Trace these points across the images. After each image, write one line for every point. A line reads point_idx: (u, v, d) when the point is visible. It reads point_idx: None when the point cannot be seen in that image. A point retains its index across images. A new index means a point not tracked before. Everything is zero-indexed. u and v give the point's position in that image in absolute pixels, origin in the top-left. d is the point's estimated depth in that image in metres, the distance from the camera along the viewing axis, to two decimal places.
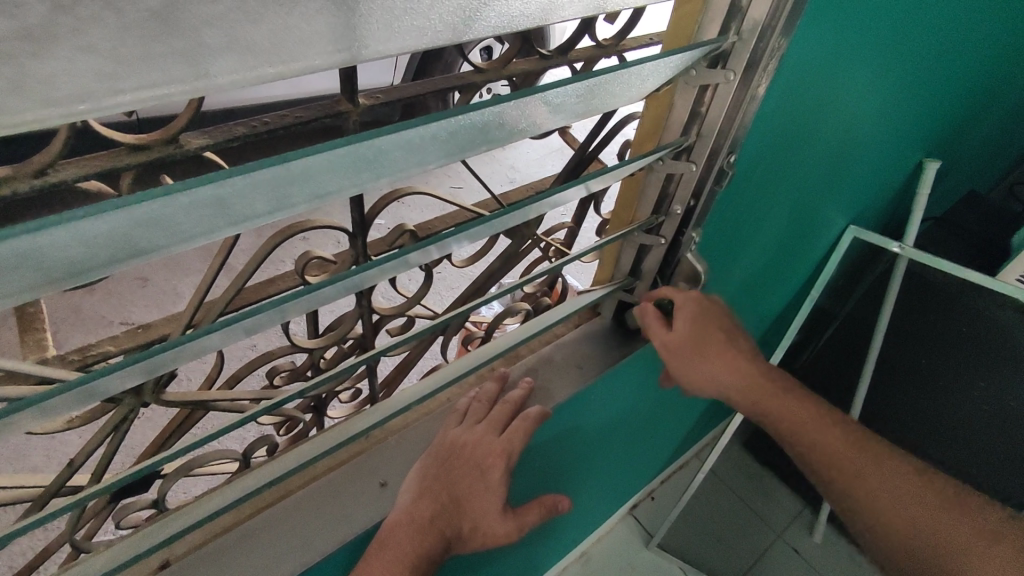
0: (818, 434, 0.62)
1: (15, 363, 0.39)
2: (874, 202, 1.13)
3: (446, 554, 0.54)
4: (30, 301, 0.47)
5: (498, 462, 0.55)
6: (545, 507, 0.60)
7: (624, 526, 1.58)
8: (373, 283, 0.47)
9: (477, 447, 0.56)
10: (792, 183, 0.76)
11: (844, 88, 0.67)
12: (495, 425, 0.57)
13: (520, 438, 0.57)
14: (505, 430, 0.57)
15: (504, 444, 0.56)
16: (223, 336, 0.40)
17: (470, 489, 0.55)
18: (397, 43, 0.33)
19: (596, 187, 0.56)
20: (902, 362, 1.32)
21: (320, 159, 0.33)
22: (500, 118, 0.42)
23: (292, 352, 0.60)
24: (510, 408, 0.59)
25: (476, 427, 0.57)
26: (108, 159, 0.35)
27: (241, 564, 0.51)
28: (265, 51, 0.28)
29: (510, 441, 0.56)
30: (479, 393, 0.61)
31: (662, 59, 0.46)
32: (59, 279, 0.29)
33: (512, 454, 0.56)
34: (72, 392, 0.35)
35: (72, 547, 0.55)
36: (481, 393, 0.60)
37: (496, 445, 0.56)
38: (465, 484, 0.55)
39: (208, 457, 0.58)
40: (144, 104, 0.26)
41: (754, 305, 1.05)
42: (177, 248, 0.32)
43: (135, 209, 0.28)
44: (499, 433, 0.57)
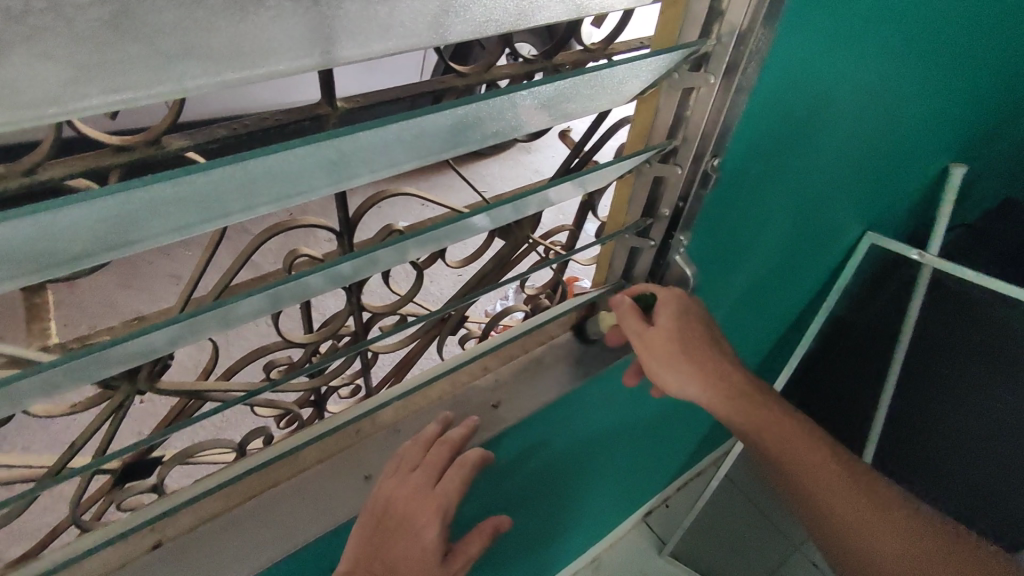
0: (803, 461, 0.62)
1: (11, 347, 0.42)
2: (896, 207, 1.10)
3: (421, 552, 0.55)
4: (37, 291, 0.49)
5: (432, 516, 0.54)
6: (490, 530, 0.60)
7: (637, 533, 1.58)
8: (357, 275, 0.50)
9: (408, 501, 0.55)
10: (798, 187, 0.75)
11: (849, 92, 0.66)
12: (428, 476, 0.58)
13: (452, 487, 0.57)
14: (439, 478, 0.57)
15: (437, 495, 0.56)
16: (204, 319, 0.43)
17: (401, 538, 0.54)
18: (363, 48, 0.35)
19: (586, 188, 0.56)
20: (923, 379, 1.27)
21: (292, 155, 0.34)
22: (475, 116, 0.42)
23: (286, 346, 0.63)
24: (446, 452, 0.59)
25: (409, 477, 0.57)
26: (94, 160, 0.37)
27: (225, 550, 0.54)
28: (223, 56, 0.30)
29: (444, 492, 0.56)
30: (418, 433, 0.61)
31: (647, 59, 0.46)
32: (51, 263, 0.32)
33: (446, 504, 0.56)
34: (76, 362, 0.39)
35: (76, 527, 0.58)
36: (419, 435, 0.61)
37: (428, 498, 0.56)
38: (397, 540, 0.54)
39: (206, 445, 0.61)
40: (109, 108, 0.28)
41: (763, 313, 1.04)
42: (160, 239, 0.35)
43: (101, 206, 0.30)
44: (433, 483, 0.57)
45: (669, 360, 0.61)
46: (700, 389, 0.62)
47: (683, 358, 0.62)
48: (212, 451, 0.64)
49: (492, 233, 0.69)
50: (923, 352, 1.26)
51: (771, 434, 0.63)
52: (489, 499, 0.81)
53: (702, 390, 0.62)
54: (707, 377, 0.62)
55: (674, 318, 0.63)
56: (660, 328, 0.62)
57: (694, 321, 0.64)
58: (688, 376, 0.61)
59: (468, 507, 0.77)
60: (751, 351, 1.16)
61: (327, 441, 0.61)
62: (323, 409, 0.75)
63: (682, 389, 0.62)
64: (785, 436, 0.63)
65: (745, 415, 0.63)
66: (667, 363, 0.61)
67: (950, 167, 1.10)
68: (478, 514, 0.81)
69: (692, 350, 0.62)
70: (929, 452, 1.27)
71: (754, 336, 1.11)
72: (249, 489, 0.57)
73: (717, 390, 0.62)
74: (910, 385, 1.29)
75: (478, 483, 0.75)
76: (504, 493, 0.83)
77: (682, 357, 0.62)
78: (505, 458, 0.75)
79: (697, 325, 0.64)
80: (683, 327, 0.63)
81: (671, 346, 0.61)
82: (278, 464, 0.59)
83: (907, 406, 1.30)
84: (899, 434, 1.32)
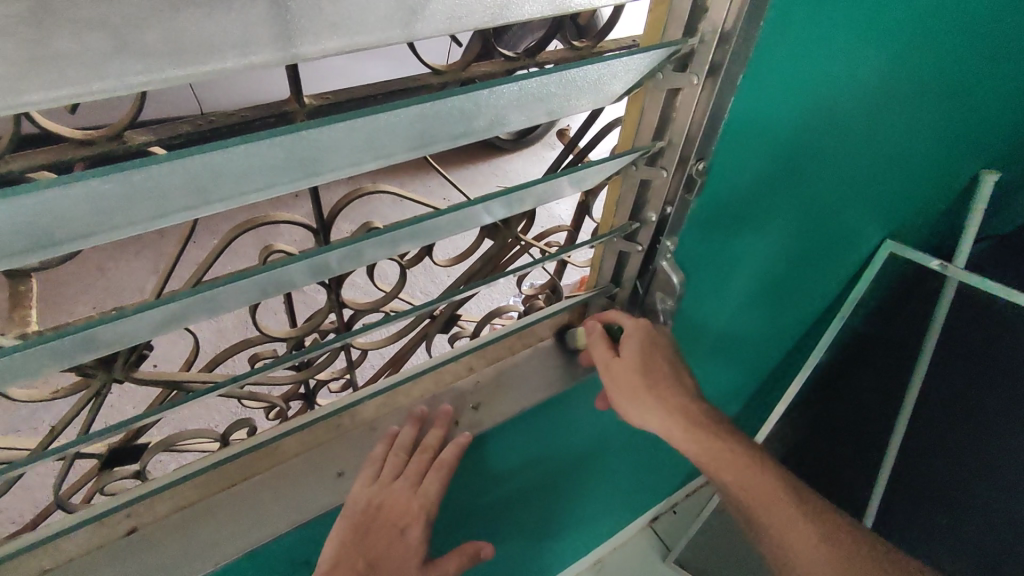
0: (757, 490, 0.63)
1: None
2: (920, 215, 1.05)
3: (393, 554, 0.59)
4: (21, 280, 0.51)
5: (416, 520, 0.60)
6: (467, 552, 0.66)
7: (642, 538, 1.56)
8: (334, 268, 0.49)
9: (395, 506, 0.59)
10: (804, 192, 0.72)
11: (860, 93, 0.63)
12: (409, 481, 0.60)
13: (436, 491, 0.61)
14: (422, 483, 0.61)
15: (421, 498, 0.60)
16: (182, 308, 0.44)
17: (388, 542, 0.59)
18: (318, 45, 0.34)
19: (571, 189, 0.55)
20: (946, 408, 1.20)
21: (253, 148, 0.34)
22: (447, 117, 0.41)
23: (268, 339, 0.63)
24: (428, 458, 0.61)
25: (394, 484, 0.59)
26: (54, 152, 0.37)
27: (198, 538, 0.55)
28: (167, 52, 0.30)
29: (426, 496, 0.60)
30: (396, 437, 0.62)
31: (628, 57, 0.44)
32: (9, 251, 0.32)
33: (429, 508, 0.61)
34: (45, 347, 0.40)
35: (60, 508, 0.59)
36: (398, 440, 0.61)
37: (413, 503, 0.60)
38: (383, 540, 0.58)
39: (187, 434, 0.62)
40: (50, 102, 0.28)
41: (773, 320, 1.01)
42: (122, 232, 0.35)
43: (59, 195, 0.30)
44: (416, 488, 0.60)
45: (631, 394, 0.64)
46: (664, 424, 0.64)
47: (647, 393, 0.64)
48: (195, 439, 0.66)
49: (480, 233, 0.68)
50: (945, 373, 1.21)
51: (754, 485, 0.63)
52: (473, 502, 0.80)
53: (667, 424, 0.64)
54: (676, 416, 0.64)
55: (640, 350, 0.65)
56: (623, 359, 0.65)
57: (659, 352, 0.66)
58: (652, 409, 0.64)
59: (451, 510, 0.77)
60: (760, 359, 1.13)
61: (305, 435, 0.61)
62: (311, 403, 0.75)
63: (646, 421, 0.65)
64: (771, 492, 0.63)
65: (724, 466, 0.64)
66: (630, 396, 0.65)
67: (981, 173, 1.04)
68: (462, 515, 0.81)
69: (657, 384, 0.65)
70: (939, 478, 1.18)
71: (762, 346, 1.08)
72: (225, 480, 0.58)
73: (688, 415, 0.63)
74: (931, 415, 1.22)
75: (460, 487, 0.75)
76: (489, 496, 0.83)
77: (647, 390, 0.64)
78: (489, 459, 0.75)
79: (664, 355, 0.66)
80: (649, 357, 0.65)
81: (635, 379, 0.64)
82: (256, 455, 0.60)
83: (924, 439, 1.22)
84: (914, 470, 1.22)
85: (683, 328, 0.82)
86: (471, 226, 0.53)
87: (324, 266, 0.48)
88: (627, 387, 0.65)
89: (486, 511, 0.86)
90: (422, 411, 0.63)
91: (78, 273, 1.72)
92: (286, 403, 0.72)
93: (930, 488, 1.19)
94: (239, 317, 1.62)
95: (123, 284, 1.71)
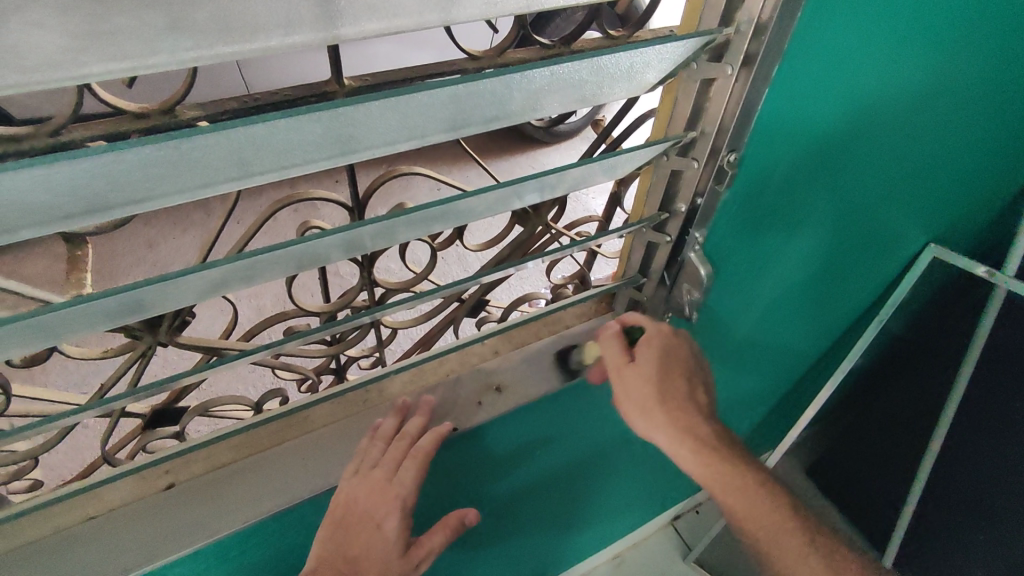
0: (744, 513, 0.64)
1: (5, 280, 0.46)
2: (968, 218, 1.01)
3: (381, 532, 0.59)
4: (79, 246, 0.54)
5: (392, 511, 0.59)
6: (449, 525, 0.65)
7: (663, 535, 1.55)
8: (365, 242, 0.51)
9: (369, 495, 0.58)
10: (842, 191, 0.71)
11: (907, 88, 0.61)
12: (386, 470, 0.59)
13: (412, 479, 0.59)
14: (398, 471, 0.59)
15: (397, 489, 0.59)
16: (223, 274, 0.46)
17: (366, 534, 0.59)
18: (356, 26, 0.36)
19: (601, 177, 0.55)
20: (982, 422, 1.15)
21: (293, 122, 0.36)
22: (479, 100, 0.42)
23: (302, 313, 0.66)
24: (404, 446, 0.60)
25: (370, 474, 0.59)
26: (112, 124, 0.39)
27: (232, 496, 0.58)
28: (214, 30, 0.32)
29: (403, 485, 0.59)
30: (377, 429, 0.61)
31: (666, 43, 0.44)
32: (70, 210, 0.35)
33: (405, 497, 0.59)
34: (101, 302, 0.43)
35: (106, 461, 0.63)
36: (379, 431, 0.61)
37: (389, 493, 0.59)
38: (362, 535, 0.59)
39: (223, 400, 0.65)
40: (109, 74, 0.31)
41: (808, 321, 0.99)
42: (171, 197, 0.37)
43: (115, 160, 0.33)
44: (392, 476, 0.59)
45: (642, 405, 0.63)
46: (672, 439, 0.63)
47: (660, 406, 0.63)
48: (231, 405, 0.69)
49: (511, 218, 0.70)
50: (982, 380, 1.14)
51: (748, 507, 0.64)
52: (489, 481, 0.82)
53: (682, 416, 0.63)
54: (682, 430, 0.63)
55: (655, 358, 0.63)
56: (639, 366, 0.63)
57: (678, 365, 0.65)
58: (661, 424, 0.63)
59: (463, 488, 0.79)
60: (792, 361, 1.10)
61: (335, 405, 0.64)
62: (340, 378, 0.78)
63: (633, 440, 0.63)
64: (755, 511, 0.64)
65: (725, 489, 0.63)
66: (639, 407, 0.63)
67: None
68: (473, 495, 0.82)
69: (670, 401, 0.63)
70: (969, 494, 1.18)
71: (795, 348, 1.06)
72: (258, 444, 0.61)
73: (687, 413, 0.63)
74: (967, 427, 1.17)
75: (476, 466, 0.77)
76: (502, 480, 0.84)
77: (656, 405, 0.63)
78: (507, 440, 0.76)
79: (680, 368, 0.65)
80: (665, 369, 0.64)
81: (648, 389, 0.63)
82: (289, 422, 0.62)
83: (959, 450, 1.19)
84: (948, 481, 1.22)
85: (708, 326, 0.82)
86: (502, 210, 0.54)
87: (358, 242, 0.50)
88: (636, 396, 0.63)
89: (496, 494, 0.87)
90: (404, 402, 0.62)
91: (131, 247, 1.80)
92: (316, 376, 0.75)
93: (965, 503, 1.19)
94: (276, 295, 1.68)
95: (170, 258, 1.79)
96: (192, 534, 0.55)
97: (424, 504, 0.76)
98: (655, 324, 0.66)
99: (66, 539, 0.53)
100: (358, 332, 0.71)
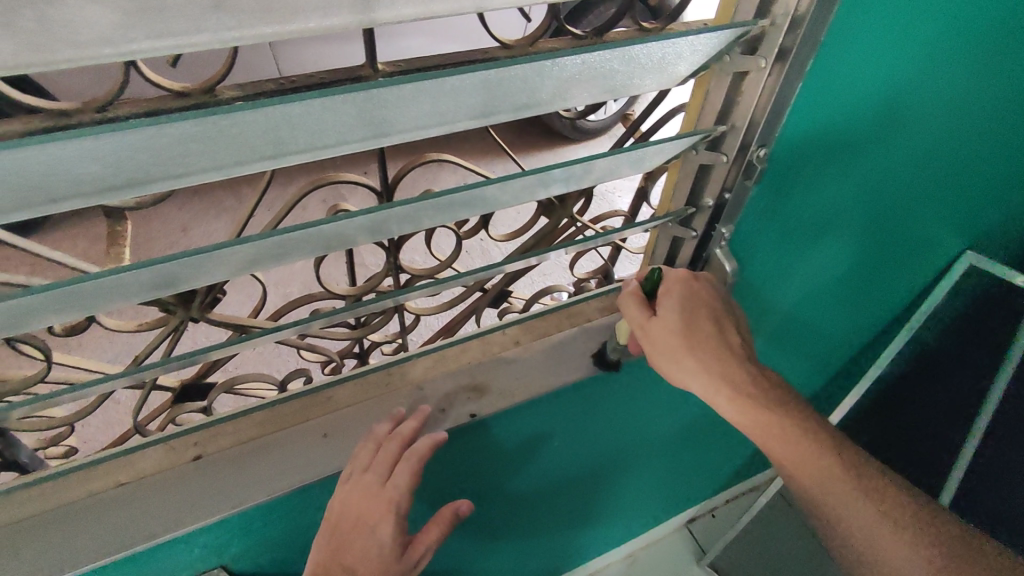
0: (818, 473, 0.60)
1: (48, 249, 0.48)
2: (1009, 225, 0.98)
3: (376, 540, 0.57)
4: (119, 222, 0.56)
5: (386, 515, 0.57)
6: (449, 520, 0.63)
7: (678, 537, 1.54)
8: (393, 224, 0.51)
9: (362, 500, 0.57)
10: (874, 191, 0.69)
11: (946, 87, 0.60)
12: (380, 473, 0.58)
13: (406, 482, 0.58)
14: (391, 475, 0.58)
15: (390, 492, 0.57)
16: (256, 250, 0.47)
17: (358, 538, 0.57)
18: (393, 10, 0.37)
19: (629, 169, 0.55)
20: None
21: (331, 100, 0.36)
22: (509, 84, 0.42)
23: (329, 296, 0.67)
24: (395, 449, 0.59)
25: (362, 477, 0.58)
26: (154, 102, 0.40)
27: (254, 471, 0.59)
28: (257, 10, 0.33)
29: (396, 488, 0.57)
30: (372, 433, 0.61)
31: (701, 33, 0.44)
32: (114, 182, 0.36)
33: (399, 501, 0.58)
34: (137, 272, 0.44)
35: (137, 431, 0.65)
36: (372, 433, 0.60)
37: (382, 496, 0.57)
38: (353, 545, 0.57)
39: (249, 378, 0.67)
40: (156, 51, 0.32)
41: (833, 326, 0.97)
42: (208, 174, 0.38)
43: (157, 133, 0.34)
44: (386, 481, 0.58)
45: (672, 353, 0.60)
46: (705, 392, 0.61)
47: (688, 353, 0.60)
48: (257, 384, 0.70)
49: (537, 209, 0.70)
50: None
51: (808, 465, 0.60)
52: (504, 469, 0.82)
53: None
54: (749, 400, 0.61)
55: (677, 306, 0.61)
56: (662, 317, 0.61)
57: (704, 309, 0.62)
58: (696, 370, 0.60)
59: (477, 475, 0.80)
60: (816, 365, 1.09)
61: (358, 386, 0.65)
62: (363, 362, 0.79)
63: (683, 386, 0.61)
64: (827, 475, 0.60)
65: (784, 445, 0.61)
66: (669, 358, 0.61)
67: None
68: (486, 483, 0.83)
69: (701, 345, 0.61)
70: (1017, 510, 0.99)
71: (821, 351, 1.05)
72: (280, 421, 0.62)
73: None
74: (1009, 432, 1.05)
75: (490, 453, 0.77)
76: (518, 469, 0.85)
77: (686, 352, 0.60)
78: (523, 429, 0.77)
79: (707, 311, 0.63)
80: (691, 314, 0.61)
81: (675, 338, 0.60)
82: (313, 402, 0.64)
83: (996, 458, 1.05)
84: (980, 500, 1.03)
85: None
86: (530, 197, 0.55)
87: (384, 225, 0.51)
88: (666, 347, 0.60)
89: (513, 482, 0.87)
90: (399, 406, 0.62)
91: (163, 231, 1.85)
92: (340, 359, 0.76)
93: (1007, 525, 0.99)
94: (303, 282, 1.70)
95: (201, 242, 1.82)
96: (215, 504, 0.57)
97: (437, 490, 0.77)
98: (673, 272, 0.64)
99: (97, 504, 0.55)
100: (382, 317, 0.72)
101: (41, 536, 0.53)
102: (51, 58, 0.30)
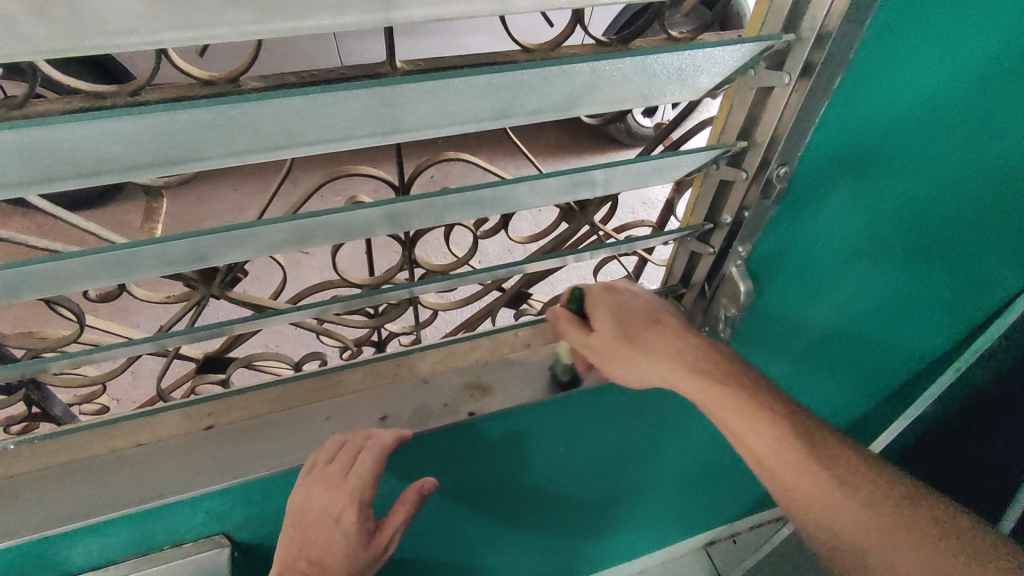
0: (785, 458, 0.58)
1: (83, 219, 0.51)
2: None
3: (339, 526, 0.58)
4: (155, 199, 0.60)
5: (348, 504, 0.58)
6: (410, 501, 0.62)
7: (692, 558, 1.50)
8: (407, 216, 0.52)
9: (322, 492, 0.58)
10: (915, 220, 0.66)
11: (1003, 114, 0.56)
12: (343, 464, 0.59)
13: (368, 471, 0.58)
14: (353, 467, 0.58)
15: (352, 482, 0.58)
16: (272, 233, 0.49)
17: (324, 528, 0.58)
18: (407, 11, 0.37)
19: (646, 180, 0.54)
20: None
21: (342, 94, 0.38)
22: (523, 86, 0.42)
23: (347, 283, 0.69)
24: (354, 448, 0.59)
25: (327, 468, 0.59)
26: (183, 88, 0.43)
27: (257, 446, 0.62)
28: (274, 7, 0.34)
29: (359, 477, 0.58)
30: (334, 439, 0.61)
31: (722, 47, 0.43)
32: (139, 161, 0.38)
33: (360, 491, 0.58)
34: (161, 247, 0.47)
35: (159, 396, 0.69)
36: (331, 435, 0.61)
37: (345, 487, 0.58)
38: (319, 535, 0.58)
39: (267, 356, 0.70)
40: (180, 41, 0.34)
41: (868, 357, 0.93)
42: (225, 158, 0.40)
43: (176, 117, 0.36)
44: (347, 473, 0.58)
45: (620, 362, 0.61)
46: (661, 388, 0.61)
47: (636, 355, 0.61)
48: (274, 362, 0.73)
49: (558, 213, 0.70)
50: None
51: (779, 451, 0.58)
52: (505, 468, 0.83)
53: None
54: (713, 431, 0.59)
55: (610, 314, 0.62)
56: (598, 331, 0.62)
57: (634, 309, 0.63)
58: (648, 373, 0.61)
59: (477, 471, 0.80)
60: (847, 394, 1.04)
61: (366, 373, 0.67)
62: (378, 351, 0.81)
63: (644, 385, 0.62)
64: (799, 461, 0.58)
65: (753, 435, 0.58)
66: (625, 363, 0.61)
67: None
68: (486, 480, 0.83)
69: (642, 345, 0.61)
70: None
71: (848, 382, 1.01)
72: (289, 400, 0.64)
73: None
74: None
75: (490, 451, 0.77)
76: (521, 469, 0.85)
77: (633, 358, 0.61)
78: (524, 431, 0.76)
79: (638, 310, 0.63)
80: (625, 317, 0.62)
81: (617, 346, 0.61)
82: (322, 385, 0.66)
83: None
84: None
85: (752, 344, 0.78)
86: (546, 201, 0.55)
87: (396, 216, 0.52)
88: (612, 355, 0.61)
89: (516, 482, 0.87)
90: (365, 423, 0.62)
91: (220, 207, 1.93)
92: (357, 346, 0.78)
93: None
94: None
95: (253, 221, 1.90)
96: (218, 473, 0.60)
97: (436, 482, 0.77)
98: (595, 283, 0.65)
99: (113, 460, 0.59)
100: (398, 308, 0.74)
101: (62, 485, 0.57)
102: (82, 44, 0.33)
